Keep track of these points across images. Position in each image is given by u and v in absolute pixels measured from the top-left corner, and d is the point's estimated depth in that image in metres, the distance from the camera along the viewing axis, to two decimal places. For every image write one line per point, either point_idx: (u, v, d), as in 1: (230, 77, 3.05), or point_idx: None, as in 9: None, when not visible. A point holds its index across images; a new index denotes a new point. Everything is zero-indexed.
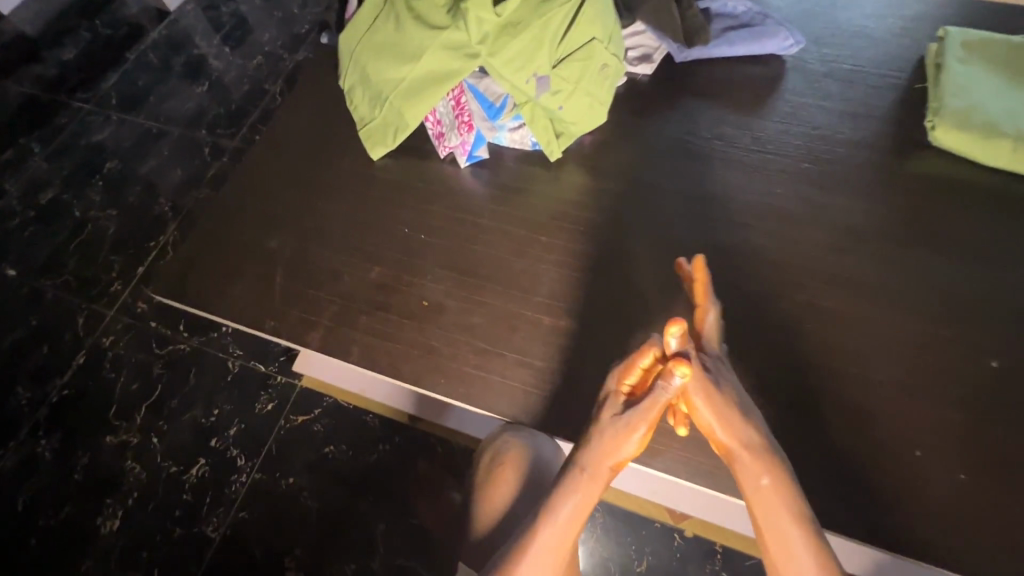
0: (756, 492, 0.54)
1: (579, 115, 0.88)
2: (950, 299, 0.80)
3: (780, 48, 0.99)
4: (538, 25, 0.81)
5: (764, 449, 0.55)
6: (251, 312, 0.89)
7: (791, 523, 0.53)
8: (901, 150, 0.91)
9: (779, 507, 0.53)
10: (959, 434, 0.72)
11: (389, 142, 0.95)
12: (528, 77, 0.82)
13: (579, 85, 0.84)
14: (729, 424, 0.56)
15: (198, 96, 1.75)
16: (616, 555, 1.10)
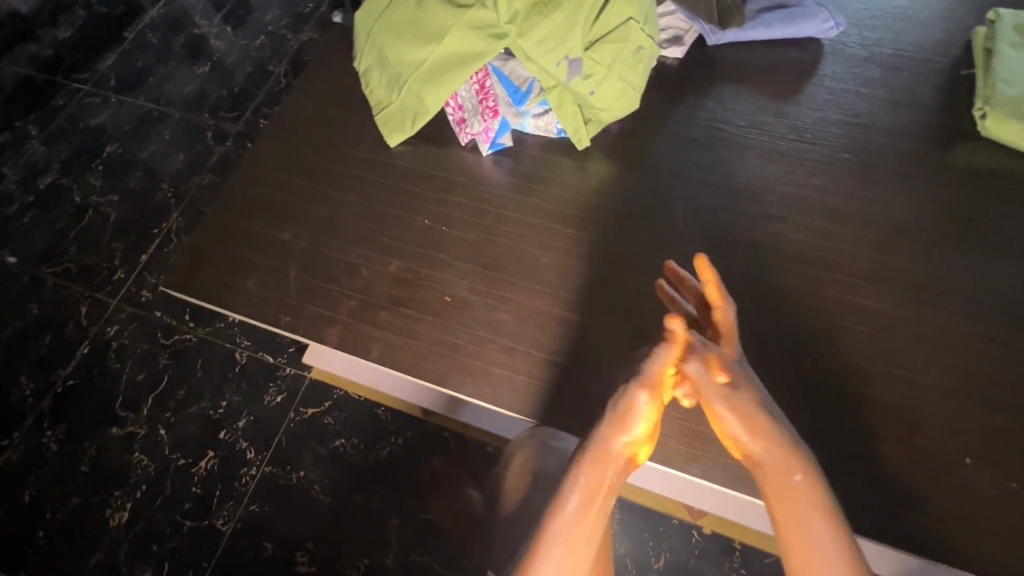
0: (780, 493, 0.50)
1: (611, 101, 0.82)
2: (998, 299, 0.76)
3: (819, 31, 0.94)
4: (570, 4, 0.76)
5: (786, 444, 0.52)
6: (264, 305, 0.85)
7: (823, 524, 0.49)
8: (946, 141, 0.87)
9: (807, 507, 0.49)
10: (1011, 441, 0.68)
11: (407, 128, 0.90)
12: (559, 60, 0.77)
13: (613, 69, 0.79)
14: (755, 419, 0.53)
15: (199, 78, 1.69)
16: (634, 553, 1.08)
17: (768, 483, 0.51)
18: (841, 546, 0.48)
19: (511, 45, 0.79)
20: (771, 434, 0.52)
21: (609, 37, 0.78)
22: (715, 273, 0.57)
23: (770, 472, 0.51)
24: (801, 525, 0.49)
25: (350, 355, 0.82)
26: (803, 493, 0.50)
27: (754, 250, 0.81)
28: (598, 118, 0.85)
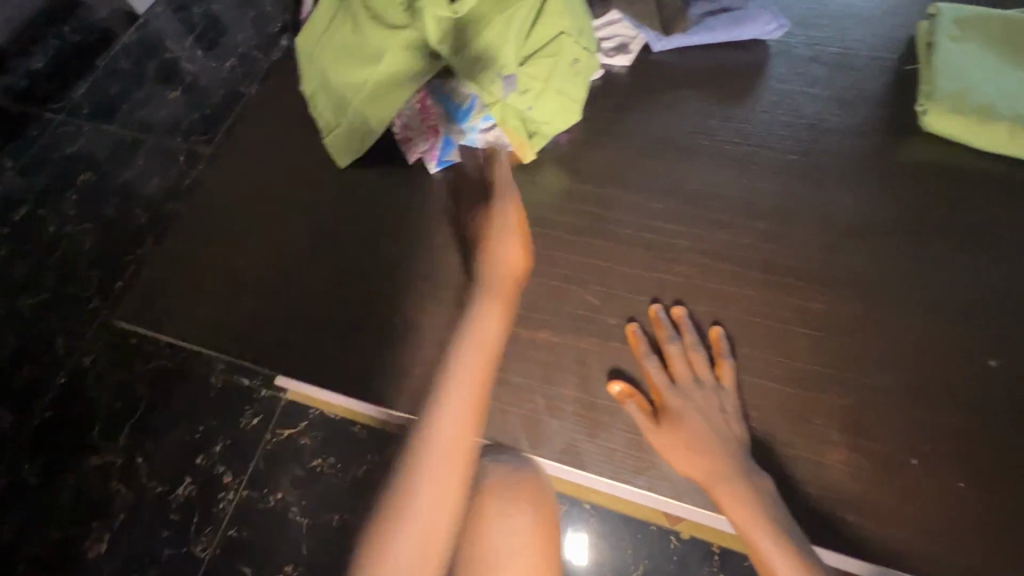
0: (727, 506, 0.63)
1: (552, 115, 0.83)
2: (951, 295, 0.74)
3: (763, 33, 0.94)
4: (502, 22, 0.76)
5: (729, 462, 0.64)
6: (217, 334, 0.85)
7: (768, 535, 0.60)
8: (894, 135, 0.86)
9: (751, 521, 0.61)
10: (967, 441, 0.66)
11: (357, 148, 0.90)
12: (492, 79, 0.78)
13: (551, 84, 0.80)
14: (706, 449, 0.65)
15: (171, 102, 1.70)
16: (612, 561, 1.07)
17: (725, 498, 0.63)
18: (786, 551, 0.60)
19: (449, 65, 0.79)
20: (715, 451, 0.65)
21: (543, 52, 0.79)
22: (662, 322, 0.75)
23: (717, 489, 0.64)
24: (750, 536, 0.61)
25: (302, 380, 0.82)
26: (750, 508, 0.62)
27: (702, 255, 0.80)
28: (542, 131, 0.85)
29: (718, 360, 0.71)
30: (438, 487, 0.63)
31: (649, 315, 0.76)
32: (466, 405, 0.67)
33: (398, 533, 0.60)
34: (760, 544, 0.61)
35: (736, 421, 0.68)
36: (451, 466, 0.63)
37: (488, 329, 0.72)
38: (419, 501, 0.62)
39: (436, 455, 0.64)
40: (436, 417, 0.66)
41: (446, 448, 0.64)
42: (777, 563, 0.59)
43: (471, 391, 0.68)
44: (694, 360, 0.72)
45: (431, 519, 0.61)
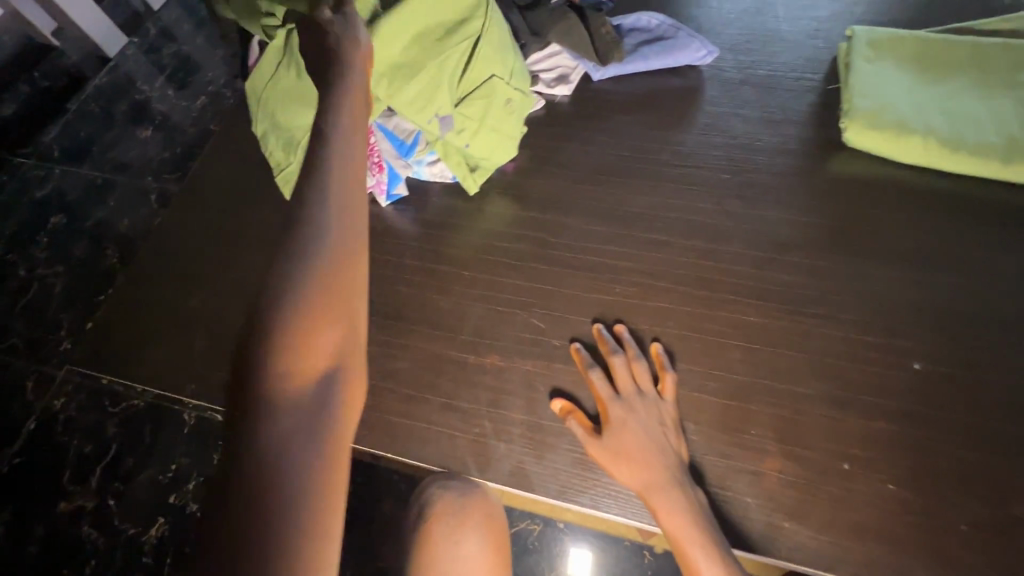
0: (662, 516, 0.65)
1: (491, 149, 0.88)
2: (878, 301, 0.77)
3: (694, 59, 0.99)
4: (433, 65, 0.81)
5: (664, 474, 0.66)
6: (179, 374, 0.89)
7: (700, 543, 0.63)
8: (822, 151, 0.90)
9: (684, 531, 0.63)
10: (898, 444, 0.68)
11: None
12: (431, 118, 0.82)
13: (487, 122, 0.85)
14: (644, 461, 0.67)
15: (142, 142, 1.72)
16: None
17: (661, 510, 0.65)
18: (717, 560, 0.62)
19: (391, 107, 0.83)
20: (650, 463, 0.67)
21: (476, 93, 0.84)
22: (603, 338, 0.77)
23: (652, 499, 0.66)
24: (682, 546, 0.63)
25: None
26: (685, 519, 0.64)
27: (642, 275, 0.83)
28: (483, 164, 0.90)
29: (660, 372, 0.74)
30: (347, 229, 0.47)
31: (594, 332, 0.79)
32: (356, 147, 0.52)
33: (309, 288, 0.44)
34: (691, 552, 0.63)
35: (674, 433, 0.70)
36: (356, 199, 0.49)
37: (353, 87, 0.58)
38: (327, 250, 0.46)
39: (336, 192, 0.48)
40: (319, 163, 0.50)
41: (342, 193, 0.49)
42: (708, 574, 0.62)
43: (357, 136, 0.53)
44: (636, 373, 0.74)
45: (342, 267, 0.46)
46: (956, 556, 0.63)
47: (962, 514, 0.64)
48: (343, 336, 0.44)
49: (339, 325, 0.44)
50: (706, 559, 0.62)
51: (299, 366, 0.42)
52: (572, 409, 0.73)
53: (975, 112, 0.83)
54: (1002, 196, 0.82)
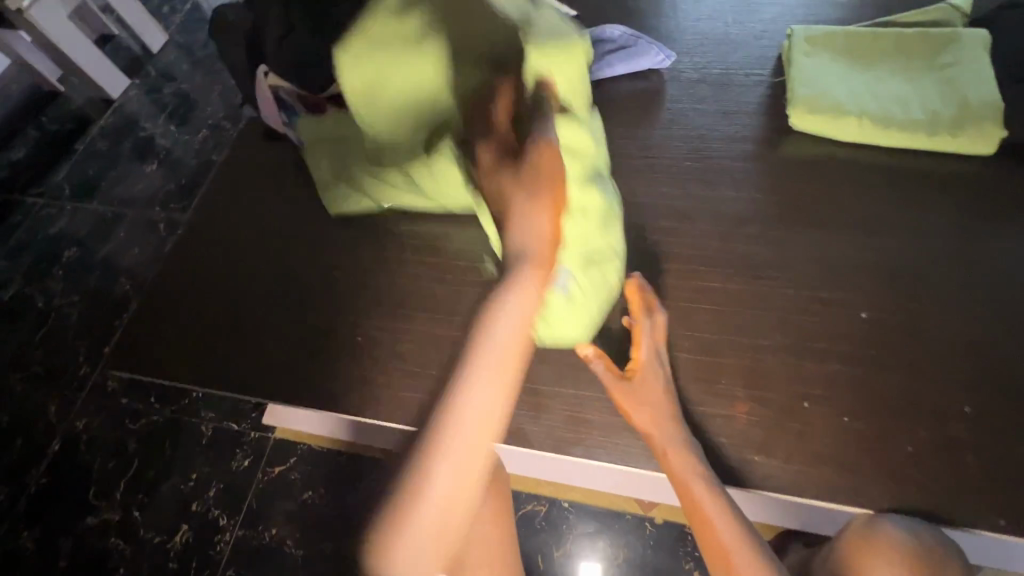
0: (661, 451, 0.73)
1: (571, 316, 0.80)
2: (828, 262, 0.87)
3: (654, 64, 1.10)
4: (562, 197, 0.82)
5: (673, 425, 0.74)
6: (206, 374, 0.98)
7: (697, 476, 0.71)
8: (773, 136, 1.01)
9: (680, 462, 0.72)
10: (850, 382, 0.77)
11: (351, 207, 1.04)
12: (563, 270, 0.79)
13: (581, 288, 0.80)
14: (649, 407, 0.75)
15: (148, 176, 1.83)
16: (600, 553, 1.24)
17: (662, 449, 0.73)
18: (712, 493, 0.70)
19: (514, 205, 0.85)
20: (665, 414, 0.75)
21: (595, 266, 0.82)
22: (640, 291, 0.82)
23: (659, 442, 0.74)
24: (679, 475, 0.71)
25: (293, 403, 0.96)
26: (681, 453, 0.73)
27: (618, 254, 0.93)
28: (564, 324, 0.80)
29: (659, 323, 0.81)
30: (462, 462, 0.51)
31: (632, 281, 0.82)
32: (499, 371, 0.54)
33: (411, 506, 0.49)
34: (686, 478, 0.71)
35: (667, 378, 0.78)
36: (486, 422, 0.52)
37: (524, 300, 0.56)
38: (445, 471, 0.50)
39: (474, 407, 0.52)
40: (468, 396, 0.52)
41: (474, 433, 0.51)
42: (705, 499, 0.69)
43: (514, 344, 0.55)
44: (659, 329, 0.80)
45: (456, 488, 0.50)
46: (905, 474, 0.71)
47: (911, 439, 0.72)
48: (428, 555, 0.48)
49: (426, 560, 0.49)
50: (702, 486, 0.70)
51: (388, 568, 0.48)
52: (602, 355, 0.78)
53: (902, 92, 0.94)
54: (932, 165, 0.92)
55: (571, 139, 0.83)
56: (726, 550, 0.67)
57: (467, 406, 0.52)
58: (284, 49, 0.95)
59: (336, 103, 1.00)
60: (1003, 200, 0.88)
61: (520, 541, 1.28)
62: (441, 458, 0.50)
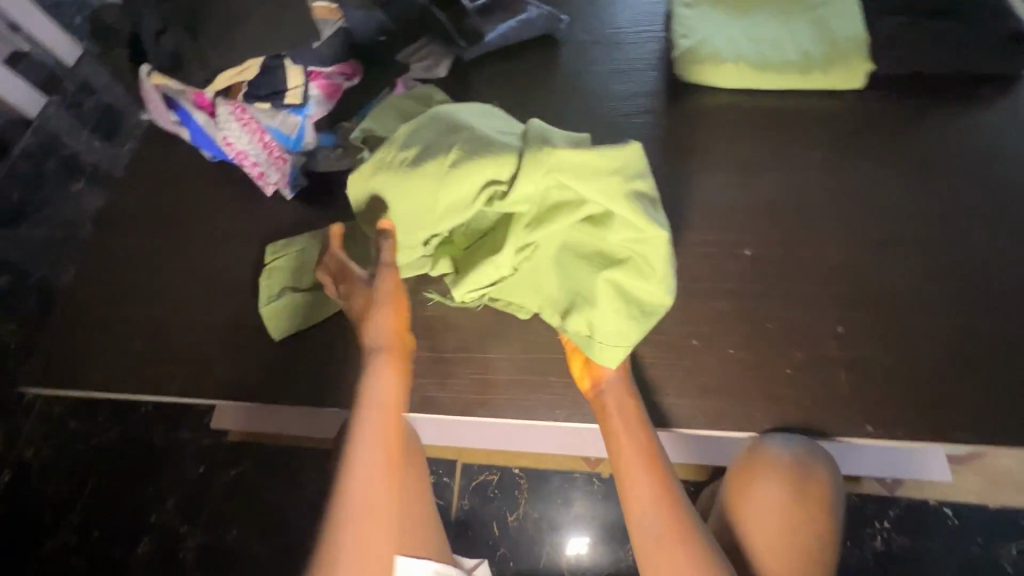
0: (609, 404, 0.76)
1: (609, 337, 0.73)
2: (716, 207, 0.90)
3: (549, 28, 1.11)
4: (593, 246, 0.74)
5: (624, 373, 0.78)
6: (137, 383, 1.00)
7: (637, 426, 0.75)
8: (665, 90, 1.03)
9: (625, 411, 0.75)
10: (733, 318, 0.82)
11: (297, 325, 0.97)
12: (638, 282, 0.72)
13: (616, 305, 0.72)
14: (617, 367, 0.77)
15: (77, 194, 1.76)
16: (549, 514, 1.24)
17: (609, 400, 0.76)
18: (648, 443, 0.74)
19: (523, 262, 0.76)
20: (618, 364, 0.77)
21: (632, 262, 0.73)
22: None
23: (606, 395, 0.76)
24: (620, 419, 0.75)
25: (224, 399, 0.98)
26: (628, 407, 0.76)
27: None
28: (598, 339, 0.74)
29: None
30: (356, 515, 0.71)
31: None
32: (376, 445, 0.75)
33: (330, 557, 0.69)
34: (627, 425, 0.75)
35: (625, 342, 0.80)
36: (371, 490, 0.73)
37: (383, 387, 0.78)
38: (344, 528, 0.71)
39: (359, 475, 0.73)
40: (353, 464, 0.74)
41: (365, 493, 0.72)
42: (635, 444, 0.74)
43: (384, 425, 0.76)
44: None
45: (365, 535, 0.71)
46: (780, 396, 0.78)
47: (786, 364, 0.79)
48: None
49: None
50: (642, 435, 0.74)
51: None
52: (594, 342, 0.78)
53: (777, 35, 0.98)
54: (810, 105, 0.97)
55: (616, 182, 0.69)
56: (650, 496, 0.72)
57: (353, 476, 0.73)
58: (161, 48, 0.94)
59: (223, 97, 0.97)
60: (872, 135, 0.94)
61: (469, 512, 1.26)
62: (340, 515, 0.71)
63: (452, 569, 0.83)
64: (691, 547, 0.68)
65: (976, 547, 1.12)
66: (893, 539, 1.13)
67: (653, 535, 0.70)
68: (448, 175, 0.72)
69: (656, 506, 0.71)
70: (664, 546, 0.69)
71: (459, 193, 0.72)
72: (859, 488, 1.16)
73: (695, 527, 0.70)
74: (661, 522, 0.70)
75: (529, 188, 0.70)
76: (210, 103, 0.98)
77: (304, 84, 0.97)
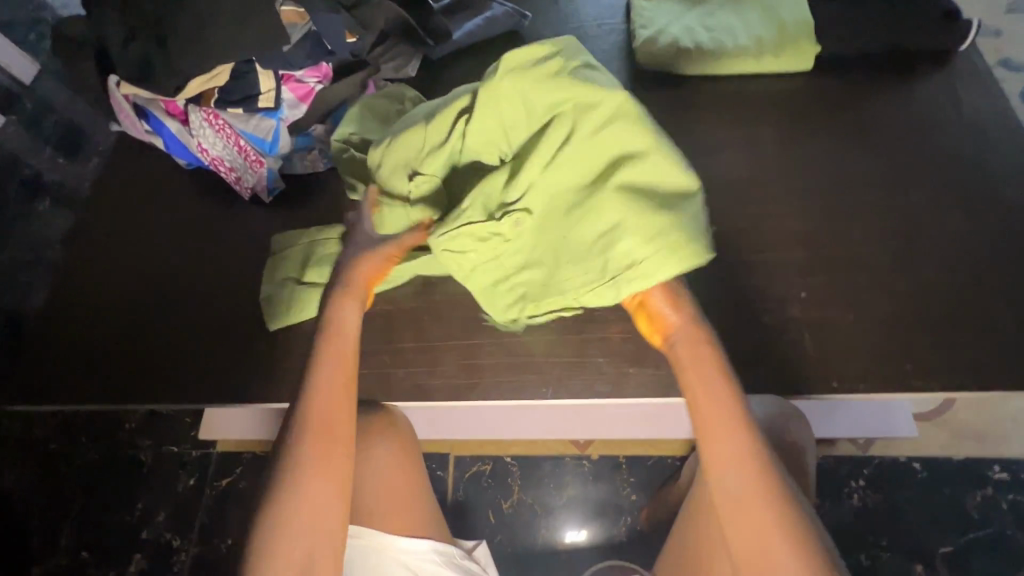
0: (682, 366, 0.67)
1: (649, 251, 0.68)
2: None
3: (512, 24, 1.15)
4: (578, 166, 0.73)
5: (694, 321, 0.69)
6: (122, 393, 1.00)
7: (720, 380, 0.64)
8: (628, 78, 1.07)
9: (704, 366, 0.66)
10: (704, 289, 0.87)
11: (287, 316, 0.96)
12: (624, 162, 0.71)
13: (620, 194, 0.70)
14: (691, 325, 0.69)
15: (43, 215, 1.71)
16: (542, 499, 1.26)
17: (684, 357, 0.67)
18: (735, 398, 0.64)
19: (524, 227, 0.75)
20: (680, 308, 0.69)
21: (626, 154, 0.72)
22: None
23: (681, 354, 0.67)
24: (699, 377, 0.65)
25: (212, 404, 0.97)
26: (707, 361, 0.66)
27: None
28: (640, 259, 0.68)
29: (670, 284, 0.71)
30: (320, 442, 0.66)
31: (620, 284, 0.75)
32: (338, 372, 0.70)
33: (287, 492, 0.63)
34: (711, 382, 0.65)
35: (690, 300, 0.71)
36: (336, 415, 0.68)
37: (347, 317, 0.74)
38: (303, 455, 0.65)
39: (317, 403, 0.68)
40: (313, 388, 0.69)
41: (324, 420, 0.67)
42: (717, 400, 0.63)
43: (343, 354, 0.72)
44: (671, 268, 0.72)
45: (324, 469, 0.65)
46: (751, 359, 0.83)
47: (755, 329, 0.84)
48: (310, 543, 0.62)
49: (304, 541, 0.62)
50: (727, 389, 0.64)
51: (280, 554, 0.61)
52: (660, 306, 0.70)
53: (730, 22, 1.03)
54: (765, 87, 1.03)
55: (554, 70, 0.75)
56: (741, 459, 0.61)
57: (314, 400, 0.68)
58: (130, 57, 0.94)
59: (194, 103, 1.00)
60: (823, 113, 1.00)
61: (465, 504, 1.28)
62: (300, 446, 0.65)
63: (452, 547, 0.82)
64: (781, 514, 0.59)
65: (948, 497, 1.18)
66: (869, 496, 1.19)
67: (735, 496, 0.60)
68: (427, 128, 0.82)
69: (740, 463, 0.61)
70: (747, 507, 0.60)
71: (438, 137, 0.81)
72: (835, 450, 1.22)
73: (785, 487, 0.60)
74: (745, 483, 0.60)
75: (483, 129, 0.78)
76: (181, 110, 1.00)
77: (276, 88, 0.99)
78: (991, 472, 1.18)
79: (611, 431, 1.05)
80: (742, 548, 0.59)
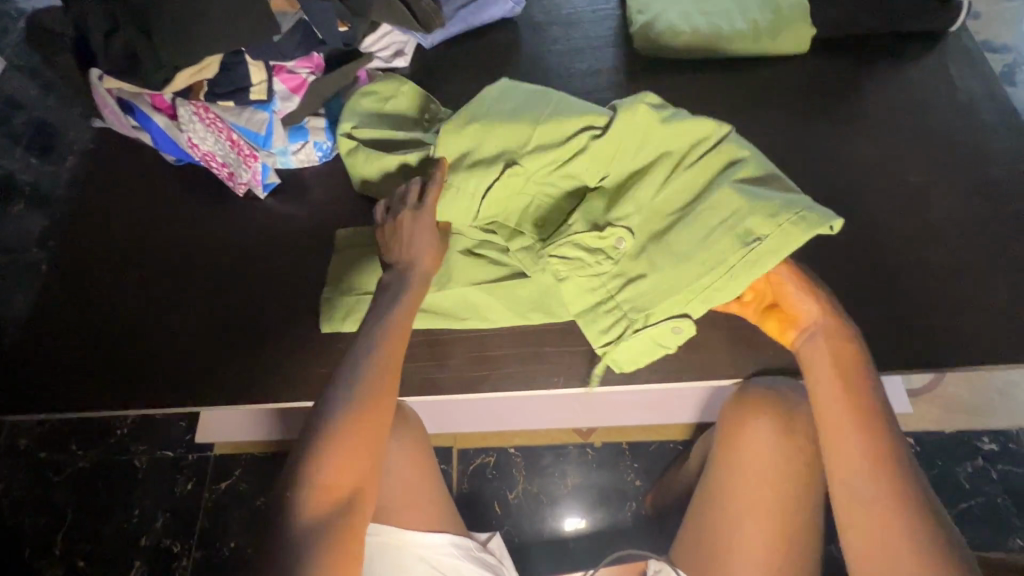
0: (817, 361, 0.70)
1: (770, 246, 0.71)
2: None
3: (505, 12, 1.13)
4: (688, 189, 0.78)
5: (841, 321, 0.71)
6: (118, 399, 0.97)
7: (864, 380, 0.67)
8: (627, 64, 1.06)
9: (845, 365, 0.68)
10: None
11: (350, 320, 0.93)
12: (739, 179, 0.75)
13: (737, 200, 0.73)
14: (833, 327, 0.71)
15: (15, 216, 1.60)
16: (548, 488, 1.27)
17: (826, 356, 0.70)
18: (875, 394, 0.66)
19: (628, 243, 0.77)
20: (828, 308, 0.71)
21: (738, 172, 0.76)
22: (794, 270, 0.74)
23: (821, 352, 0.70)
24: (841, 375, 0.68)
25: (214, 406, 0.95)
26: (850, 362, 0.69)
27: None
28: (762, 236, 0.71)
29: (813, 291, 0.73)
30: (387, 369, 0.70)
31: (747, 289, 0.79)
32: (405, 311, 0.75)
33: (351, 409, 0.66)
34: (852, 379, 0.67)
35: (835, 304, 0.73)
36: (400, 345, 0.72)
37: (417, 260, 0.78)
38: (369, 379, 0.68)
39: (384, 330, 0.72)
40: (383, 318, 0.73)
41: (389, 350, 0.71)
42: (857, 397, 0.66)
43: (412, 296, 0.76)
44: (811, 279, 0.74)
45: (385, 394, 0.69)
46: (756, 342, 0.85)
47: None
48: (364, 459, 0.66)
49: (362, 463, 0.66)
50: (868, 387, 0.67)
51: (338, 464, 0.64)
52: (798, 307, 0.73)
53: (726, 7, 1.04)
54: (764, 71, 1.03)
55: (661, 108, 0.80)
56: (877, 456, 0.63)
57: (383, 328, 0.72)
58: (115, 49, 0.90)
59: (182, 97, 0.96)
60: (820, 97, 1.01)
61: (471, 497, 1.27)
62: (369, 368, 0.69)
63: (468, 540, 0.82)
64: (911, 514, 0.60)
65: (942, 469, 1.21)
66: None
67: (862, 497, 0.63)
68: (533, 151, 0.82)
69: (873, 463, 0.63)
70: (878, 510, 0.62)
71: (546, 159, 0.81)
72: None
73: (916, 491, 0.62)
74: (876, 486, 0.62)
75: (596, 153, 0.80)
76: (169, 104, 0.97)
77: (267, 79, 0.97)
78: (980, 443, 1.22)
79: (618, 418, 1.06)
80: (860, 538, 0.62)
